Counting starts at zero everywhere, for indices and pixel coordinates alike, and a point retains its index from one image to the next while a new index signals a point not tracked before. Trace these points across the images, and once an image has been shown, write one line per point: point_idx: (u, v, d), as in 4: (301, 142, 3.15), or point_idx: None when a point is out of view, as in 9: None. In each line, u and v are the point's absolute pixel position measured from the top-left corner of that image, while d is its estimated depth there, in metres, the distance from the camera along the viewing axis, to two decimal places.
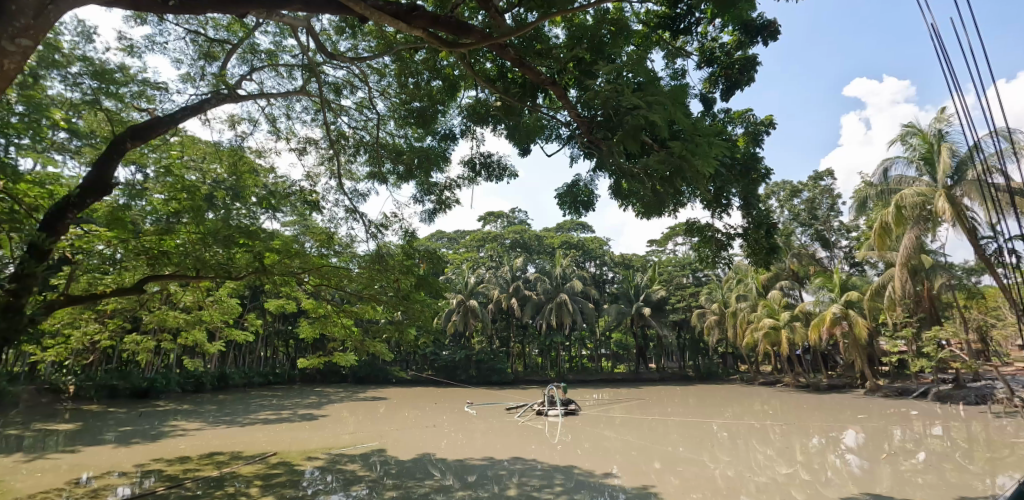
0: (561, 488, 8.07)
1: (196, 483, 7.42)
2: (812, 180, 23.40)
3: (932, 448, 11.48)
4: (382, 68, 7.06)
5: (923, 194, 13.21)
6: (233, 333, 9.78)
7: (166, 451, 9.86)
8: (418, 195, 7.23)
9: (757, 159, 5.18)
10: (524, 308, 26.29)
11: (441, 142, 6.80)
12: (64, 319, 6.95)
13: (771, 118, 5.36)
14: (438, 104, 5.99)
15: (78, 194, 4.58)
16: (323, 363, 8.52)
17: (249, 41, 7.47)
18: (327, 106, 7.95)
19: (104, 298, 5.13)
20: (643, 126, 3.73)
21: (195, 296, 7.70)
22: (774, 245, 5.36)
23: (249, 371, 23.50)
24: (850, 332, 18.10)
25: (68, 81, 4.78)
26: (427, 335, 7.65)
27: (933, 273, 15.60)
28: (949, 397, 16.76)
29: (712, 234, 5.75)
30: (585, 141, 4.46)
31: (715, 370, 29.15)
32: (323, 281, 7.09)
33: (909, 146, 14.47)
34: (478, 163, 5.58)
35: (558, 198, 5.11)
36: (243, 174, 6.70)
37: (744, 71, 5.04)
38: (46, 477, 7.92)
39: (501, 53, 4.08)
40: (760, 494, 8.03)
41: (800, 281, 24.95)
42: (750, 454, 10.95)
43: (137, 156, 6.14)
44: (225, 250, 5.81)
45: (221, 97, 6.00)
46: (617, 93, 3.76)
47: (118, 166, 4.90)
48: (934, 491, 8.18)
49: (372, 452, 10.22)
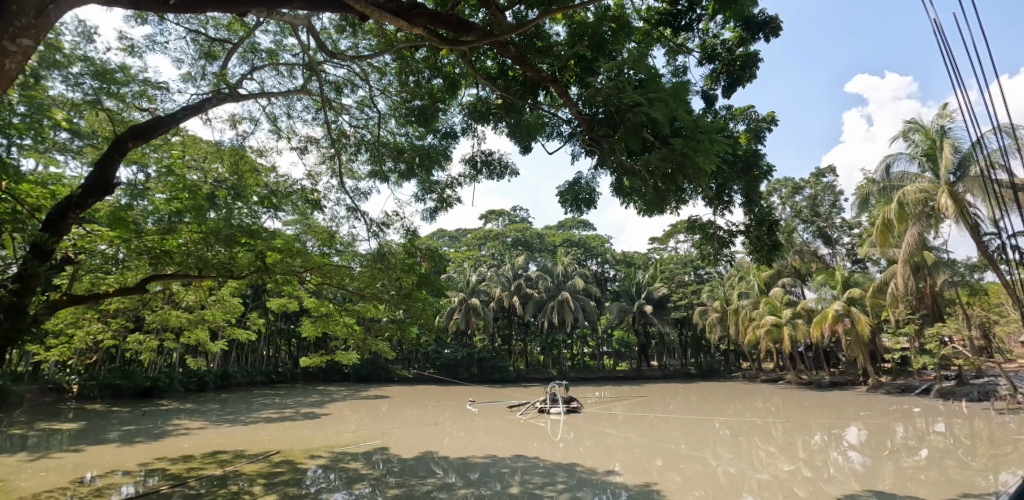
0: (564, 486, 8.07)
1: (199, 482, 7.42)
2: (813, 177, 23.34)
3: (934, 444, 11.45)
4: (382, 68, 7.10)
5: (926, 191, 13.24)
6: (235, 333, 9.79)
7: (170, 450, 9.88)
8: (420, 194, 7.24)
9: (759, 155, 5.16)
10: (526, 306, 26.31)
11: (442, 140, 6.78)
12: (66, 320, 6.99)
13: (772, 114, 5.35)
14: (438, 102, 5.99)
15: (80, 194, 4.60)
16: (325, 362, 8.56)
17: (249, 40, 7.50)
18: (327, 105, 7.96)
19: (108, 298, 5.14)
20: (644, 123, 3.74)
21: (197, 296, 7.74)
22: (776, 242, 5.37)
23: (252, 370, 23.56)
24: (853, 329, 18.06)
25: (69, 82, 4.80)
26: (428, 334, 7.66)
27: (936, 270, 15.52)
28: (952, 393, 16.72)
29: (714, 231, 5.77)
30: (587, 138, 4.43)
31: (717, 367, 29.13)
32: (325, 280, 7.17)
33: (910, 143, 14.46)
34: (479, 161, 5.57)
35: (559, 196, 5.09)
36: (245, 172, 6.71)
37: (745, 68, 5.03)
38: (50, 476, 7.94)
39: (501, 51, 4.12)
40: (763, 492, 8.00)
41: (802, 278, 24.91)
42: (752, 451, 10.94)
43: (139, 156, 6.17)
44: (227, 249, 5.81)
45: (221, 97, 6.02)
46: (617, 90, 3.76)
47: (120, 166, 4.92)
48: (937, 488, 8.16)
49: (374, 451, 10.24)
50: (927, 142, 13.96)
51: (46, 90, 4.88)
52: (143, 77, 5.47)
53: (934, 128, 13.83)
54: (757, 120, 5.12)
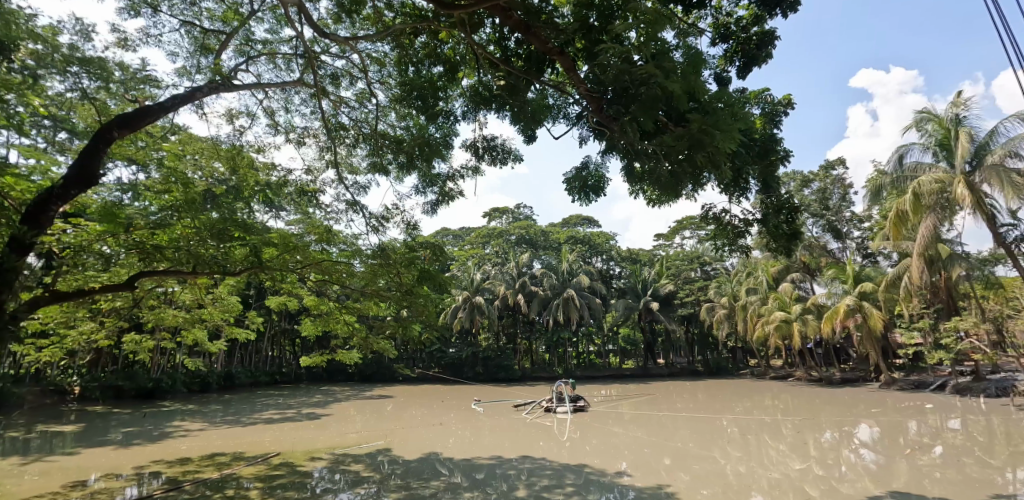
0: (574, 489, 7.71)
1: (195, 486, 7.16)
2: (822, 170, 22.80)
3: (951, 442, 11.10)
4: (381, 58, 6.95)
5: (941, 181, 12.80)
6: (234, 333, 9.57)
7: (168, 452, 9.68)
8: (421, 187, 7.01)
9: (775, 141, 4.94)
10: (531, 305, 26.00)
11: (443, 130, 6.54)
12: (56, 316, 6.83)
13: (789, 97, 5.09)
14: (439, 90, 5.71)
15: (61, 185, 4.49)
16: (326, 361, 8.30)
17: (243, 31, 7.36)
18: (325, 97, 7.73)
19: (94, 294, 5.10)
20: (660, 98, 3.50)
21: (193, 294, 7.62)
22: (794, 230, 5.11)
23: (255, 371, 23.44)
24: (865, 324, 17.66)
25: (69, 83, 4.76)
26: (432, 332, 7.42)
27: (951, 263, 14.98)
28: (968, 389, 16.28)
29: (728, 221, 5.48)
30: (595, 119, 4.19)
31: (724, 364, 28.75)
32: (325, 278, 6.96)
33: (924, 132, 14.08)
34: (481, 146, 5.27)
35: (566, 183, 4.80)
36: (244, 171, 6.59)
37: (761, 47, 4.76)
38: (45, 480, 7.74)
39: (505, 18, 3.85)
40: (773, 491, 7.70)
41: (811, 273, 24.49)
42: (762, 449, 10.67)
43: (141, 155, 5.97)
44: (216, 244, 5.66)
45: (215, 86, 5.89)
46: (627, 65, 3.54)
47: (106, 158, 4.77)
48: (956, 487, 7.80)
49: (377, 452, 10.01)
50: (941, 131, 13.60)
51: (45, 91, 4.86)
52: (140, 73, 5.40)
53: (948, 118, 13.47)
54: (775, 104, 4.83)
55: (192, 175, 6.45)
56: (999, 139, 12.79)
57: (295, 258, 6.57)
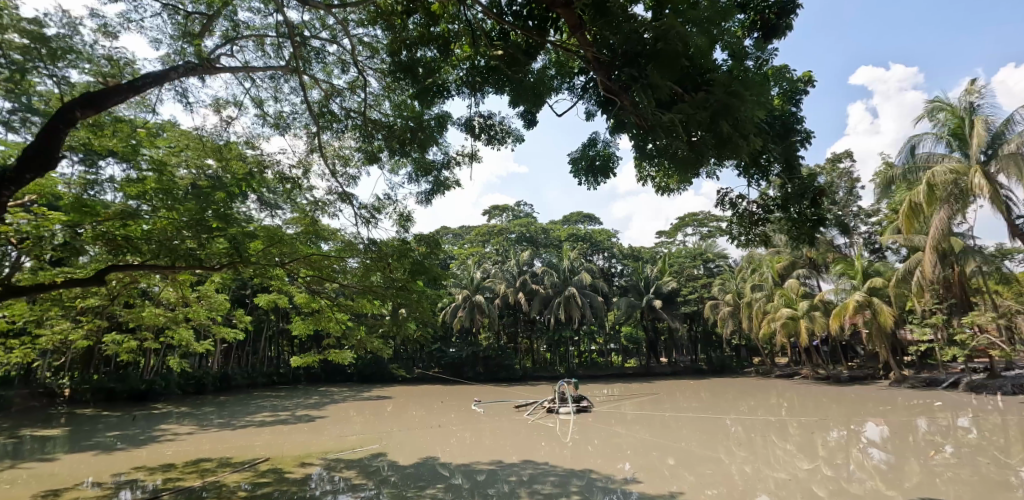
0: (578, 495, 7.23)
1: (171, 497, 6.73)
2: (830, 164, 22.36)
3: (964, 441, 10.67)
4: (372, 42, 6.53)
5: (957, 171, 12.38)
6: (222, 332, 9.13)
7: (150, 458, 9.24)
8: (416, 176, 6.61)
9: (796, 121, 4.51)
10: (532, 303, 25.53)
11: (436, 115, 6.11)
12: (24, 314, 6.43)
13: (810, 74, 4.64)
14: (436, 72, 5.00)
15: (14, 168, 4.04)
16: (317, 363, 7.82)
17: (229, 14, 6.93)
18: (315, 84, 7.26)
19: (55, 288, 4.67)
20: (681, 55, 3.07)
21: (177, 292, 7.19)
22: (821, 216, 4.59)
23: (252, 372, 23.03)
24: (875, 320, 17.23)
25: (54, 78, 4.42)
26: (427, 329, 7.06)
27: (965, 257, 14.59)
28: (983, 386, 15.78)
29: (746, 207, 4.97)
30: (603, 90, 3.76)
31: (729, 362, 28.33)
32: (314, 275, 6.54)
33: (936, 122, 13.60)
34: (477, 125, 4.75)
35: (571, 163, 4.38)
36: (231, 161, 6.11)
37: (780, 18, 4.28)
38: (17, 488, 7.34)
39: None
40: (780, 491, 7.32)
41: (817, 268, 24.06)
42: (769, 450, 10.21)
43: (124, 148, 5.25)
44: (193, 236, 5.24)
45: (194, 68, 5.37)
46: (640, 25, 3.14)
47: (66, 141, 4.26)
48: (975, 488, 7.37)
49: (370, 456, 9.59)
50: (954, 120, 13.14)
51: (31, 85, 4.39)
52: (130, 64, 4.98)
53: (962, 106, 13.01)
54: (797, 81, 4.34)
55: (177, 170, 6.01)
56: (1016, 127, 12.33)
57: (281, 252, 6.12)
